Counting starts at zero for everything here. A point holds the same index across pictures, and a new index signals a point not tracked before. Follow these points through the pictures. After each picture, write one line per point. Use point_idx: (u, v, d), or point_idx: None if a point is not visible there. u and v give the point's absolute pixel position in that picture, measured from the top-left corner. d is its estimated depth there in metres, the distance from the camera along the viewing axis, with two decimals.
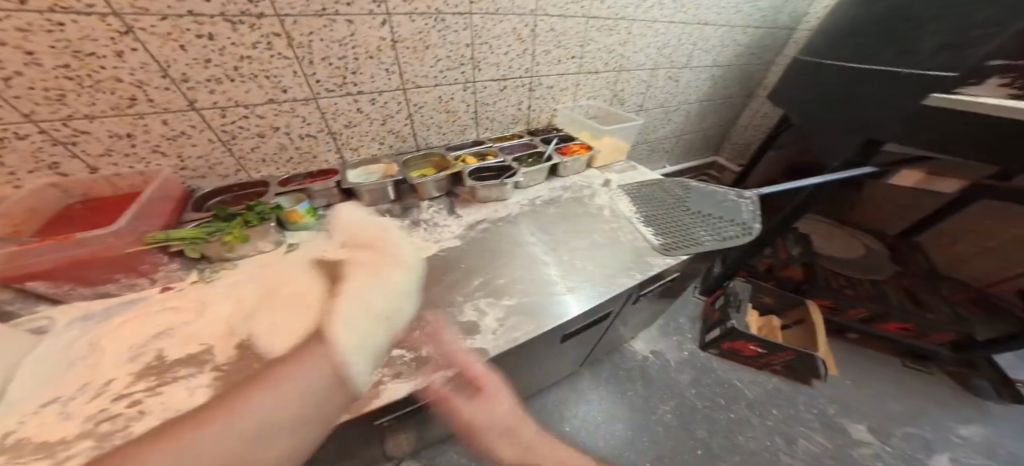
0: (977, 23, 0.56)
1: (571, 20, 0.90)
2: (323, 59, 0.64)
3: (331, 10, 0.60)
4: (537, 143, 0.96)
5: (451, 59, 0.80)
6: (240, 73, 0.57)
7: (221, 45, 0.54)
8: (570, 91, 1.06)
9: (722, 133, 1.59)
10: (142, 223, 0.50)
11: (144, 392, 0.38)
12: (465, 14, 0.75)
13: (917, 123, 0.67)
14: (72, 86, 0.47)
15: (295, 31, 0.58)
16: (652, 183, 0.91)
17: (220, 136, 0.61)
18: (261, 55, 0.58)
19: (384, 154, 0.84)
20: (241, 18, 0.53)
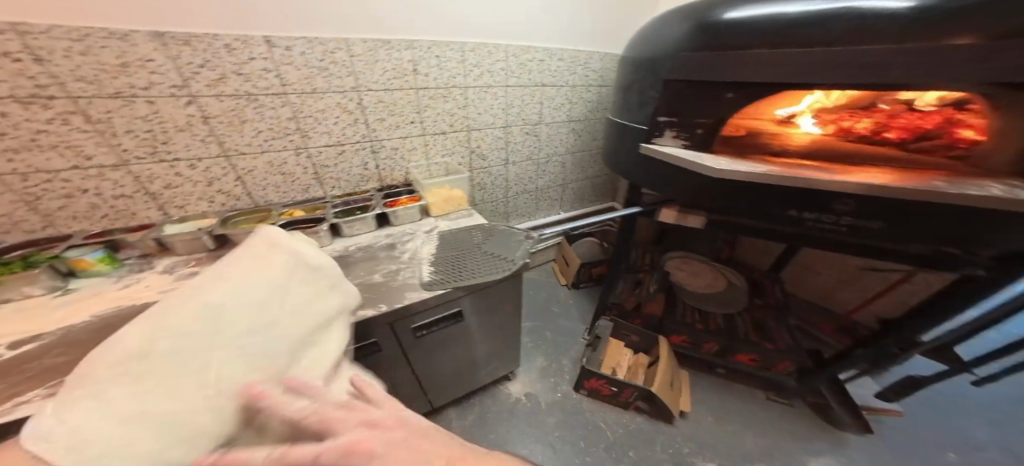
0: (647, 88, 0.80)
1: (397, 92, 1.04)
2: (127, 132, 0.77)
3: (126, 93, 0.75)
4: (374, 198, 1.07)
5: (275, 130, 0.93)
6: (38, 144, 0.71)
7: (15, 122, 0.68)
8: (421, 150, 1.18)
9: (609, 181, 1.81)
10: None
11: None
12: (279, 94, 0.89)
13: (655, 171, 0.83)
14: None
15: (92, 111, 0.73)
16: (469, 228, 1.01)
17: (23, 197, 0.73)
18: (58, 129, 0.71)
19: (215, 211, 0.94)
20: (31, 100, 0.68)
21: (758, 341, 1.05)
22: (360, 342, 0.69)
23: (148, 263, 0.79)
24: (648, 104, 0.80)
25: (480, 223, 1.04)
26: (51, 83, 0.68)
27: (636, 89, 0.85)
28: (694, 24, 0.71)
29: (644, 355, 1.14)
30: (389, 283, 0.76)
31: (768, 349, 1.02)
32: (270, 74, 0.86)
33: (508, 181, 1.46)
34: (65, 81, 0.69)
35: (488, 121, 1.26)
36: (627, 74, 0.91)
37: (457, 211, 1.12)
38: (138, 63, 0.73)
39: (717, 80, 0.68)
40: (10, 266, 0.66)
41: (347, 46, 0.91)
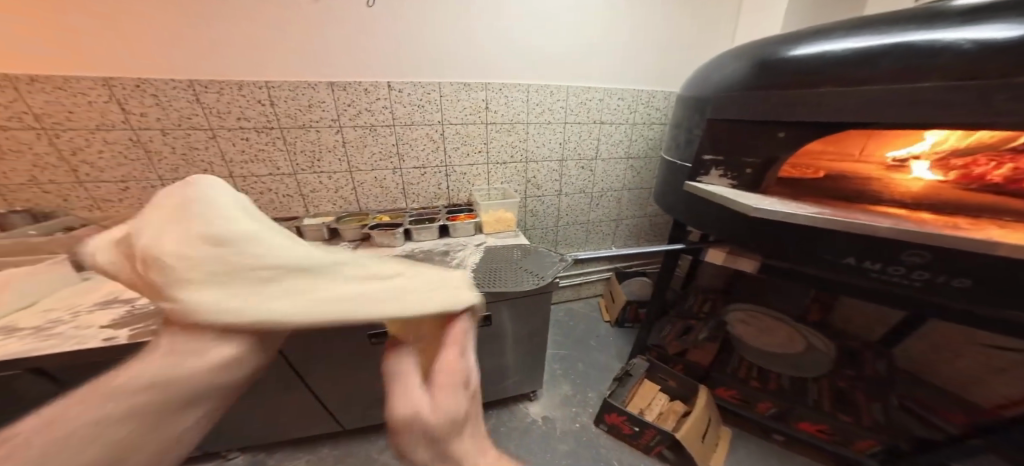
0: (693, 127, 0.83)
1: (472, 126, 1.26)
2: (302, 150, 1.14)
3: (307, 125, 1.11)
4: (441, 213, 1.29)
5: (382, 153, 1.22)
6: (255, 157, 1.10)
7: (251, 143, 1.08)
8: (484, 175, 1.37)
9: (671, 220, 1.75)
10: None
11: (92, 307, 0.74)
12: (391, 126, 1.19)
13: (693, 211, 0.85)
14: (183, 163, 1.05)
15: (289, 137, 1.11)
16: (511, 246, 1.14)
17: (239, 190, 1.14)
18: (269, 148, 1.11)
19: (334, 212, 1.26)
20: (261, 129, 1.07)
21: (833, 411, 0.92)
22: None
23: None
24: (693, 143, 0.83)
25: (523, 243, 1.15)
26: (274, 118, 1.07)
27: (685, 128, 0.88)
28: (749, 63, 0.70)
29: (681, 403, 1.07)
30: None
31: (845, 422, 0.89)
32: (386, 110, 1.15)
33: (561, 209, 1.54)
34: (279, 117, 1.07)
35: (545, 153, 1.38)
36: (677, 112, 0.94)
37: (506, 231, 1.27)
38: (318, 105, 1.09)
39: (770, 119, 0.66)
40: None
41: (439, 89, 1.17)
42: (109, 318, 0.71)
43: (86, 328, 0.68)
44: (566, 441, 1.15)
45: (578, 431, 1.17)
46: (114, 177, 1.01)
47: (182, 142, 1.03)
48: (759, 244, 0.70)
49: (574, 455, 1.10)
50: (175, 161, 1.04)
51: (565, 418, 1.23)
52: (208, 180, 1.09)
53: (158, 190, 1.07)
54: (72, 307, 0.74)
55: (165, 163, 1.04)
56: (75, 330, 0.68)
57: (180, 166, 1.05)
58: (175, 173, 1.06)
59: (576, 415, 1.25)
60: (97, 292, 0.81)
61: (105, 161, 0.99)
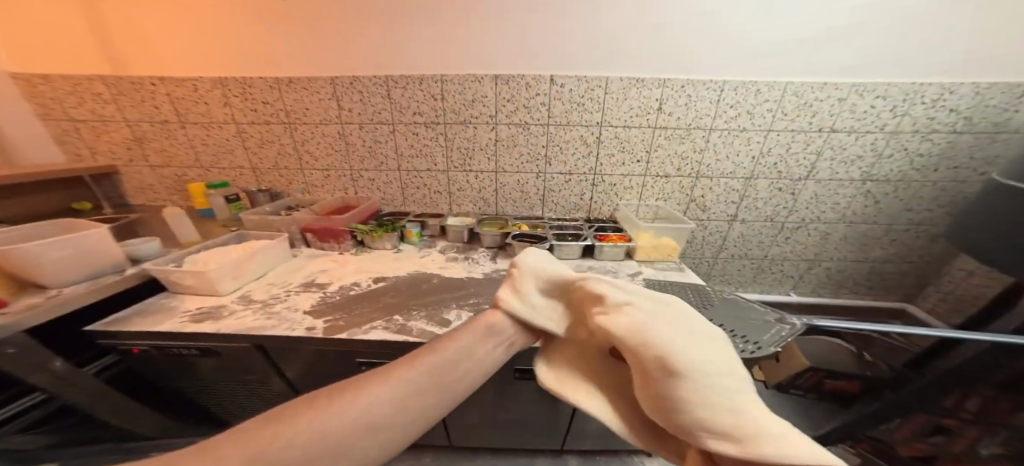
0: None
1: (636, 129, 1.04)
2: (456, 147, 1.14)
3: (467, 121, 1.10)
4: (585, 228, 1.12)
5: (531, 155, 1.13)
6: (417, 151, 1.15)
7: (418, 138, 1.13)
8: (640, 189, 1.14)
9: (909, 274, 1.20)
10: (352, 218, 1.07)
11: (298, 289, 0.81)
12: (544, 125, 1.07)
13: None
14: (366, 156, 1.16)
15: (449, 133, 1.12)
16: (683, 284, 0.88)
17: (399, 184, 1.20)
18: (431, 144, 1.14)
19: (474, 212, 1.23)
20: (428, 124, 1.11)
21: None
22: None
23: (434, 242, 1.14)
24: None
25: (696, 283, 0.89)
26: (441, 114, 1.09)
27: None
28: None
29: None
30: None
31: None
32: (543, 108, 1.05)
33: (729, 239, 1.18)
34: (444, 113, 1.09)
35: (729, 169, 1.06)
36: None
37: (665, 261, 1.03)
38: (479, 100, 1.06)
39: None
40: (385, 225, 1.08)
41: (605, 84, 1.00)
42: (309, 302, 0.77)
43: (294, 311, 0.73)
44: None
45: None
46: (321, 166, 1.18)
47: (367, 136, 1.13)
48: None
49: None
50: (358, 154, 1.16)
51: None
52: (381, 172, 1.18)
53: (340, 179, 1.20)
54: (275, 280, 0.85)
55: (350, 155, 1.16)
56: (286, 311, 0.73)
57: (361, 158, 1.16)
58: (355, 165, 1.17)
59: None
60: (292, 267, 0.92)
61: (318, 152, 1.16)
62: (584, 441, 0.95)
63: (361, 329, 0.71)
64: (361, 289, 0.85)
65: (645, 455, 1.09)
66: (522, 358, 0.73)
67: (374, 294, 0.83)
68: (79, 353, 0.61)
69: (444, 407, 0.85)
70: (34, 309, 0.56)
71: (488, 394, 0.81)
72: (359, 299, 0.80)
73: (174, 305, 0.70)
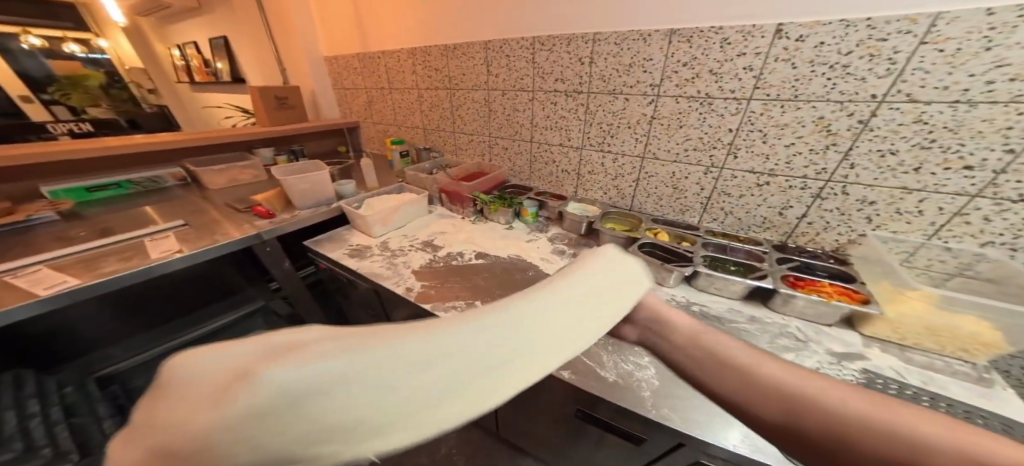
0: None
1: (982, 110, 0.50)
2: (598, 122, 0.92)
3: (618, 90, 0.85)
4: (768, 259, 0.70)
5: (703, 140, 0.77)
6: (554, 123, 1.01)
7: (557, 109, 0.98)
8: (938, 226, 0.58)
9: None
10: (478, 186, 1.11)
11: (418, 246, 0.94)
12: (742, 99, 0.70)
13: None
14: (506, 124, 1.13)
15: (593, 105, 0.91)
16: (959, 411, 0.43)
17: (530, 158, 1.12)
18: (570, 117, 0.97)
19: (602, 201, 1.02)
20: (571, 93, 0.94)
21: None
22: (631, 427, 0.55)
23: (546, 226, 1.03)
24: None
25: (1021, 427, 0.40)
26: (587, 81, 0.89)
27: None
28: None
29: None
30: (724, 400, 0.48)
31: None
32: (748, 74, 0.67)
33: None
34: (593, 80, 0.88)
35: None
36: None
37: (944, 359, 0.50)
38: (640, 63, 0.79)
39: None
40: (505, 199, 1.06)
41: (922, 26, 0.51)
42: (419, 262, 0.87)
43: (407, 266, 0.85)
44: None
45: None
46: (469, 130, 1.25)
47: (509, 107, 1.09)
48: None
49: None
50: (500, 123, 1.14)
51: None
52: (516, 142, 1.13)
53: (482, 146, 1.24)
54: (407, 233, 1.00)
55: (493, 125, 1.17)
56: (402, 267, 0.85)
57: (502, 127, 1.15)
58: (496, 135, 1.17)
59: None
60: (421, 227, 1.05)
61: (468, 117, 1.23)
62: None
63: (442, 302, 0.74)
64: (462, 261, 0.89)
65: None
66: (591, 407, 0.57)
67: (470, 270, 0.85)
68: (301, 260, 1.12)
69: (502, 409, 0.81)
70: (287, 222, 0.89)
71: (548, 419, 0.71)
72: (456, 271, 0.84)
73: (347, 237, 0.96)
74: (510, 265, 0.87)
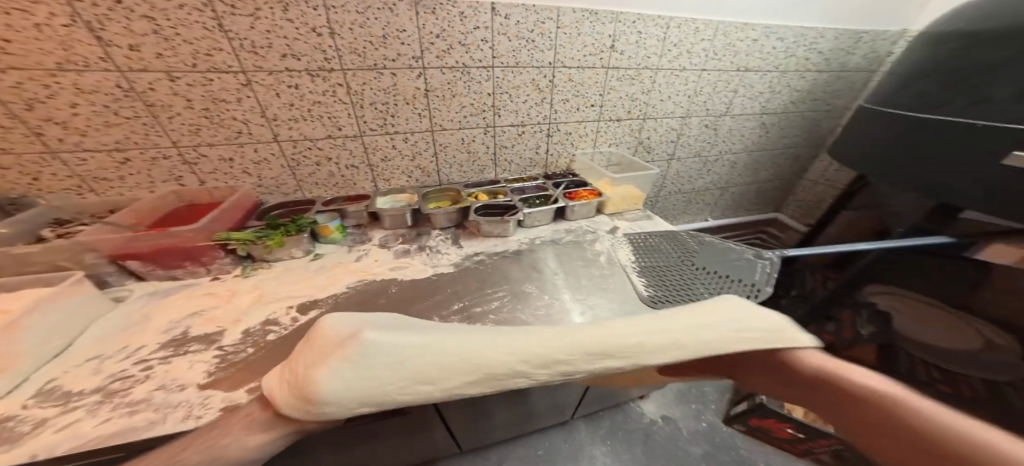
0: None
1: (589, 71, 0.95)
2: (371, 104, 0.80)
3: (379, 65, 0.76)
4: (549, 186, 1.01)
5: (474, 106, 0.90)
6: (310, 112, 0.76)
7: (302, 93, 0.73)
8: (595, 137, 1.10)
9: (783, 189, 1.54)
10: (215, 225, 0.66)
11: (158, 360, 0.49)
12: (487, 67, 0.86)
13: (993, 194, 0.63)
14: (206, 122, 0.70)
15: (353, 83, 0.75)
16: (663, 233, 0.89)
17: (289, 163, 0.81)
18: (328, 101, 0.76)
19: (410, 186, 0.96)
20: (318, 72, 0.72)
21: None
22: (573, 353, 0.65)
23: (365, 236, 0.82)
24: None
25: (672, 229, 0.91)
26: (336, 57, 0.71)
27: (1010, 73, 0.57)
28: None
29: None
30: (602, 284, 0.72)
31: None
32: (485, 45, 0.82)
33: (668, 177, 1.32)
34: (342, 56, 0.72)
35: (669, 110, 1.11)
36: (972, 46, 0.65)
37: (631, 210, 1.02)
38: (394, 34, 0.74)
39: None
40: (286, 225, 0.72)
41: (556, 16, 0.83)
42: (201, 371, 0.48)
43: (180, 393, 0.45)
44: (699, 443, 1.07)
45: (711, 433, 1.09)
46: (108, 141, 0.66)
47: (202, 95, 0.67)
48: None
49: (712, 458, 1.04)
50: (193, 120, 0.69)
51: (687, 416, 1.15)
52: (247, 146, 0.75)
53: (172, 163, 0.73)
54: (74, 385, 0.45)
55: (172, 125, 0.69)
56: (164, 393, 0.45)
57: (201, 127, 0.70)
58: (197, 137, 0.71)
59: (700, 413, 1.17)
60: (115, 346, 0.51)
61: (86, 121, 0.63)
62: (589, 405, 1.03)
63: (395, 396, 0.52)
64: (288, 329, 0.55)
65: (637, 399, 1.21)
66: None
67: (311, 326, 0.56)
68: None
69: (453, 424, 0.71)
70: None
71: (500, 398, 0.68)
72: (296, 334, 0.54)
73: None
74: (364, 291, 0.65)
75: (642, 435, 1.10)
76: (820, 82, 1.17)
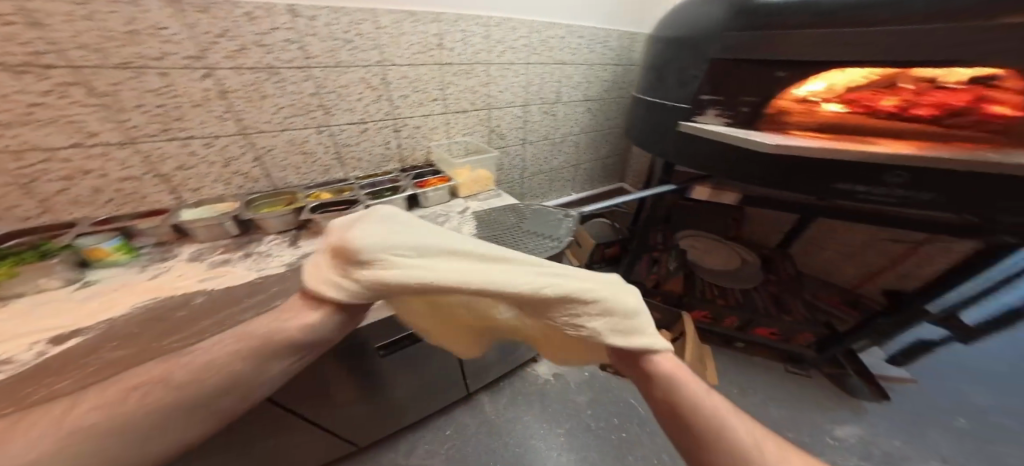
0: (690, 67, 0.80)
1: (423, 67, 0.97)
2: (136, 106, 0.66)
3: (138, 64, 0.63)
4: (402, 178, 1.03)
5: (296, 106, 0.82)
6: (34, 118, 0.60)
7: (4, 93, 0.56)
8: (447, 129, 1.15)
9: (621, 161, 1.89)
10: None
11: None
12: (302, 68, 0.78)
13: (684, 147, 0.88)
14: None
15: (96, 81, 0.62)
16: (504, 208, 1.01)
17: (17, 179, 0.63)
18: (56, 103, 0.60)
19: (231, 194, 0.84)
20: (26, 69, 0.56)
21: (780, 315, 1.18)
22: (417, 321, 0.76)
23: (169, 251, 0.71)
24: (690, 84, 0.81)
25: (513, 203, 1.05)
26: (54, 54, 0.57)
27: (675, 68, 0.85)
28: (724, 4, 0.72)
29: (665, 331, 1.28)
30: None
31: (788, 322, 1.15)
32: (292, 46, 0.75)
33: (528, 158, 1.49)
34: (65, 50, 0.57)
35: (509, 100, 1.26)
36: (660, 50, 0.91)
37: (485, 191, 1.12)
38: (148, 29, 0.61)
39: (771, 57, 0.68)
40: (22, 254, 0.59)
41: (373, 18, 0.82)
42: None
43: None
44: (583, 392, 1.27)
45: (590, 379, 1.31)
46: None
47: None
48: (787, 178, 0.72)
49: (596, 402, 1.24)
50: None
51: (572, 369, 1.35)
52: None
53: None
54: None
55: None
56: None
57: None
58: None
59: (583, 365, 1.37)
60: None
61: None
62: (479, 376, 1.14)
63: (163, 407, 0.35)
64: (26, 365, 0.46)
65: (531, 364, 1.38)
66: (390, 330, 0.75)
67: (54, 363, 0.47)
68: None
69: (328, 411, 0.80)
70: None
71: (348, 369, 0.74)
72: (28, 373, 0.45)
73: None
74: (152, 307, 0.57)
75: (536, 393, 1.27)
76: (618, 72, 1.50)
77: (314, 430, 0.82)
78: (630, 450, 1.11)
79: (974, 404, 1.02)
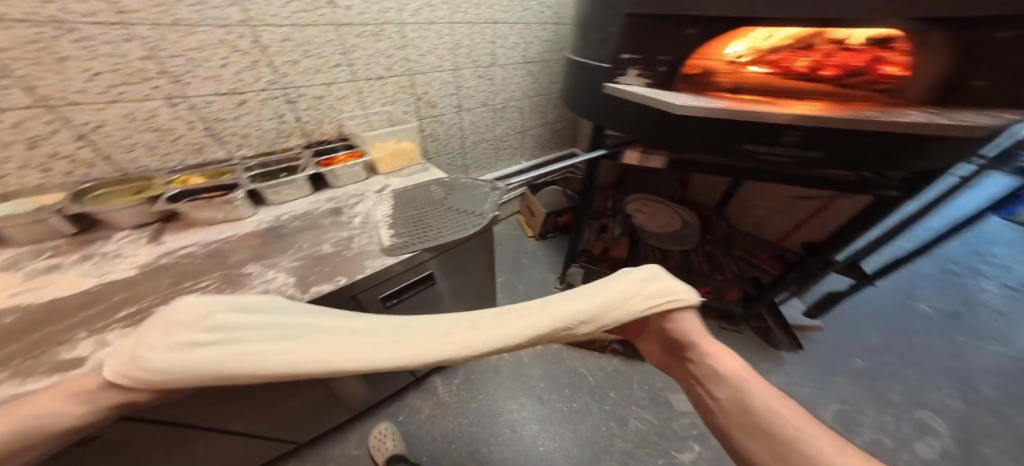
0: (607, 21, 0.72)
1: (311, 29, 0.83)
2: None
3: None
4: (304, 154, 0.91)
5: (123, 72, 0.68)
6: None
7: None
8: (357, 100, 1.02)
9: (570, 127, 1.81)
10: None
11: None
12: (117, 25, 0.64)
13: (608, 110, 0.83)
14: None
15: None
16: (424, 184, 0.92)
17: None
18: None
19: (57, 182, 0.71)
20: None
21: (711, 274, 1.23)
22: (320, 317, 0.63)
23: None
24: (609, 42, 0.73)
25: (437, 178, 0.95)
26: None
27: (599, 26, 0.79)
28: None
29: None
30: (343, 254, 0.67)
31: (720, 281, 1.19)
32: None
33: (466, 128, 1.38)
34: None
35: (433, 64, 1.12)
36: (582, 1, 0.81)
37: (408, 166, 1.02)
38: None
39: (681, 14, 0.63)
40: None
41: None
42: None
43: None
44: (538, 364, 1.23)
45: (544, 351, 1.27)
46: None
47: None
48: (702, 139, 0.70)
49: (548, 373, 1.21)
50: None
51: None
52: None
53: None
54: None
55: None
56: None
57: None
58: None
59: None
60: None
61: None
62: None
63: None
64: None
65: None
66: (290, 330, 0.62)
67: None
68: None
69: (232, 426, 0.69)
70: None
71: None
72: None
73: None
74: None
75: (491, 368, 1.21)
76: (558, 31, 1.39)
77: (231, 442, 0.73)
78: (583, 420, 1.10)
79: (868, 344, 1.15)
